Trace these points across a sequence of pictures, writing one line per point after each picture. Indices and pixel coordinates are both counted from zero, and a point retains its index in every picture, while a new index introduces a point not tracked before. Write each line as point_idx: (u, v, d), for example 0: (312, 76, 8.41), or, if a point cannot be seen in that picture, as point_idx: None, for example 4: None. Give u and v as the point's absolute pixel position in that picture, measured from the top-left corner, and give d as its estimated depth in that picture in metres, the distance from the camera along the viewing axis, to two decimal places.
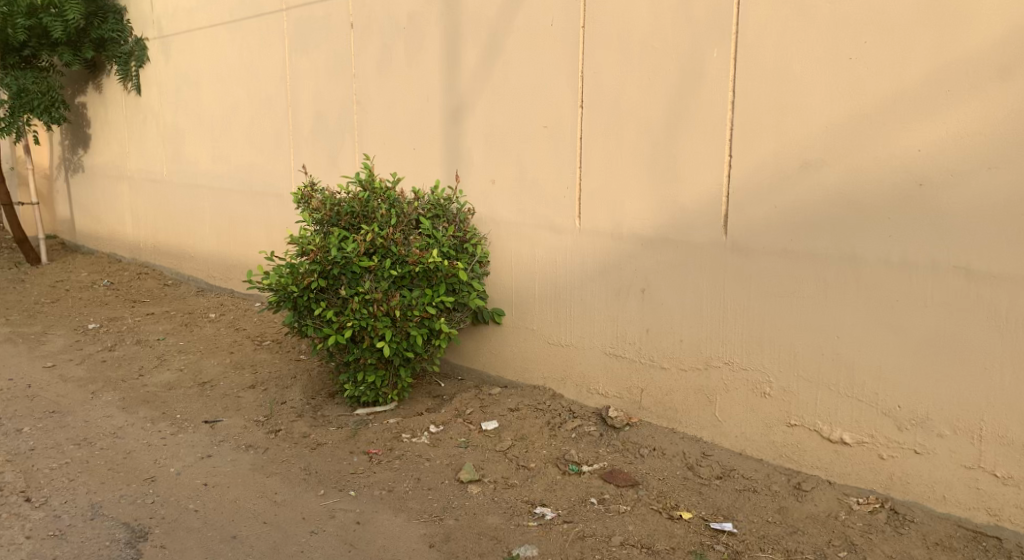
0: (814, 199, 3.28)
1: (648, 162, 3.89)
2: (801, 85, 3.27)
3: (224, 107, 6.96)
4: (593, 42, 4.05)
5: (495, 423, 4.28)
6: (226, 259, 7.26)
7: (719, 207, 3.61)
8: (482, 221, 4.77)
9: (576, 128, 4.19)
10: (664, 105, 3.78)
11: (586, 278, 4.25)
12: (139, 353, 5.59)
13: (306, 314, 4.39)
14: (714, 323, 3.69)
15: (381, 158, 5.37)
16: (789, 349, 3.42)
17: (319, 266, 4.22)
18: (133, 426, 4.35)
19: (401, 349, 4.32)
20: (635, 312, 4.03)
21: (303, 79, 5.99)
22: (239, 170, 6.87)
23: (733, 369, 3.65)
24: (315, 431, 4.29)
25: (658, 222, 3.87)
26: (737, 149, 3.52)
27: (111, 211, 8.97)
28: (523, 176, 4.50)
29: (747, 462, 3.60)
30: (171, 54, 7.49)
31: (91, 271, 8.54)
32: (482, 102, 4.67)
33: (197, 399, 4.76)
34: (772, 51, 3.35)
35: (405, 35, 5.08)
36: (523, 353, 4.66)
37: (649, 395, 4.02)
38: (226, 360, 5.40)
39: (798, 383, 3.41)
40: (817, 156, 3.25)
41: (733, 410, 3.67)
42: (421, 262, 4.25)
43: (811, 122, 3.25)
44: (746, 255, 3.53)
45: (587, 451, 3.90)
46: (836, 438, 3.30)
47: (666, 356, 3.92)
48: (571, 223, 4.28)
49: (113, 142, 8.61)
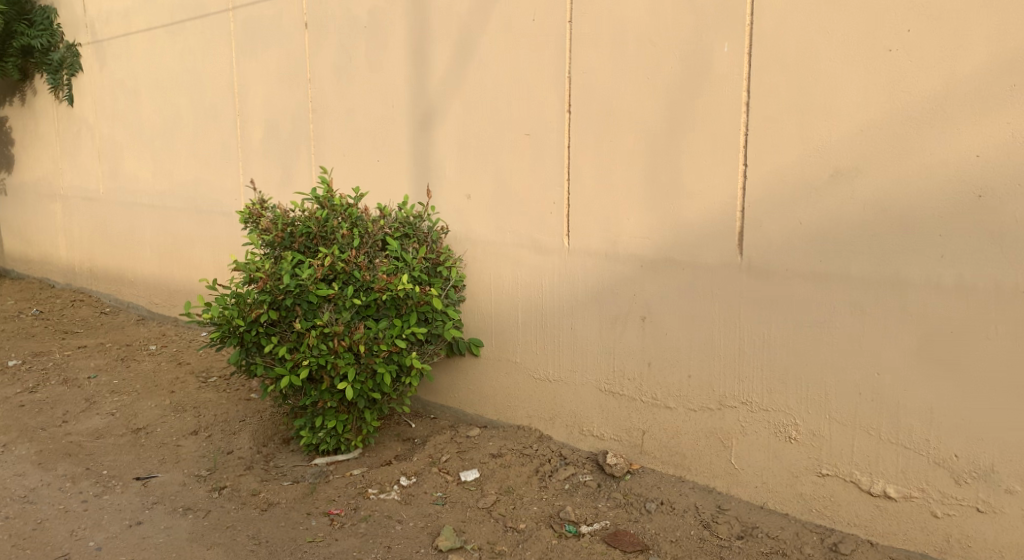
0: (847, 216, 2.82)
1: (648, 172, 3.40)
2: (830, 83, 2.81)
3: (165, 117, 6.33)
4: (581, 40, 3.58)
5: (475, 473, 3.74)
6: (169, 284, 6.61)
7: (733, 222, 3.14)
8: (456, 240, 4.25)
9: (564, 135, 3.70)
10: (665, 108, 3.30)
11: (577, 305, 3.75)
12: (65, 395, 4.92)
13: (256, 351, 3.83)
14: (727, 357, 3.22)
15: (340, 171, 4.81)
16: (820, 387, 2.95)
17: (270, 296, 3.67)
18: (49, 487, 3.70)
19: (366, 389, 3.77)
20: (635, 344, 3.54)
21: (252, 86, 5.42)
22: (182, 187, 6.24)
23: (752, 410, 3.16)
24: (266, 488, 3.70)
25: (661, 241, 3.39)
26: (753, 156, 3.05)
27: (42, 234, 8.23)
28: (502, 191, 4.00)
29: (770, 517, 3.11)
30: (107, 60, 6.84)
31: (19, 298, 7.80)
32: (454, 108, 4.16)
33: (129, 450, 4.13)
34: (793, 41, 2.89)
35: (366, 35, 4.55)
36: (505, 389, 4.14)
37: (652, 439, 3.53)
38: (165, 401, 4.77)
39: (830, 427, 2.94)
40: (851, 164, 2.79)
41: (751, 456, 3.19)
42: (388, 289, 3.72)
43: (843, 125, 2.79)
44: (766, 278, 3.06)
45: (584, 507, 3.38)
46: (878, 492, 2.83)
47: (672, 394, 3.43)
48: (558, 242, 3.79)
49: (44, 157, 7.88)
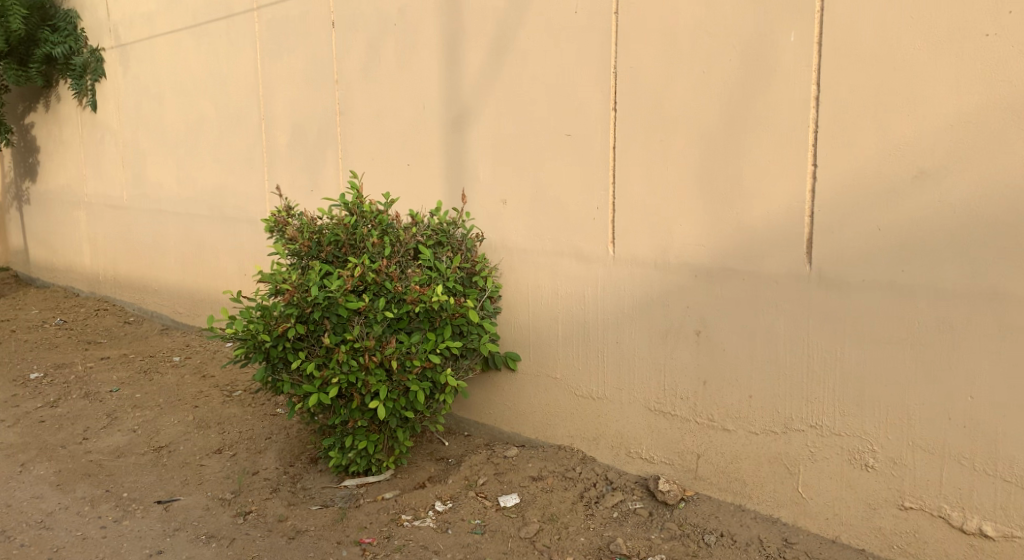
0: (935, 221, 2.53)
1: (702, 174, 3.14)
2: (914, 74, 2.53)
3: (189, 122, 6.16)
4: (628, 32, 3.32)
5: (515, 498, 3.49)
6: (193, 293, 6.45)
7: (800, 228, 2.86)
8: (491, 248, 4.01)
9: (609, 135, 3.44)
10: (723, 104, 3.04)
11: (624, 318, 3.49)
12: (86, 410, 4.75)
13: (282, 367, 3.61)
14: (793, 376, 2.94)
15: (368, 175, 4.60)
16: (901, 411, 2.66)
17: (297, 309, 3.45)
18: (67, 511, 3.51)
19: (399, 408, 3.54)
20: (688, 360, 3.27)
21: (277, 88, 5.22)
22: (207, 194, 6.07)
23: (822, 434, 2.88)
24: (293, 514, 3.48)
25: (718, 249, 3.12)
26: (823, 156, 2.78)
27: (66, 242, 8.13)
28: (541, 195, 3.75)
29: (845, 554, 2.82)
30: (130, 64, 6.70)
31: (44, 308, 7.71)
32: (490, 107, 3.92)
33: (150, 470, 3.94)
34: (871, 29, 2.61)
35: (396, 33, 4.33)
36: (545, 407, 3.89)
37: (708, 463, 3.26)
38: (188, 417, 4.58)
39: (914, 455, 2.65)
40: (938, 163, 2.50)
41: (821, 485, 2.91)
42: (422, 301, 3.49)
43: (930, 120, 2.51)
44: (838, 290, 2.78)
45: (635, 538, 3.12)
46: (972, 529, 2.54)
47: (730, 415, 3.16)
48: (603, 250, 3.54)
49: (68, 164, 7.78)
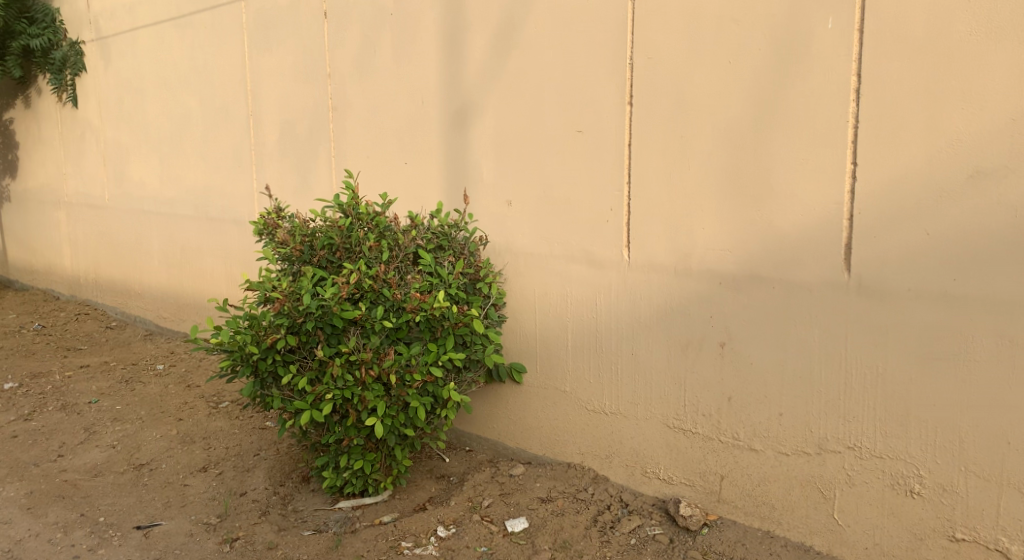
0: (992, 226, 2.30)
1: (727, 173, 2.90)
2: (971, 63, 2.30)
3: (173, 119, 5.88)
4: (646, 20, 3.08)
5: (524, 522, 3.24)
6: (178, 298, 6.17)
7: (838, 232, 2.63)
8: (495, 252, 3.76)
9: (625, 130, 3.20)
10: (750, 97, 2.80)
11: (640, 328, 3.25)
12: (63, 424, 4.47)
13: (272, 382, 3.35)
14: (829, 393, 2.71)
15: (363, 175, 4.34)
16: (953, 433, 2.43)
17: (287, 319, 3.18)
18: (38, 538, 3.24)
19: (398, 425, 3.29)
20: (710, 374, 3.03)
21: (265, 83, 4.95)
22: (192, 193, 5.80)
23: (860, 456, 2.65)
24: (284, 540, 3.22)
25: (745, 255, 2.88)
26: (864, 153, 2.54)
27: (46, 244, 7.82)
28: (550, 195, 3.50)
29: None
30: (112, 58, 6.41)
31: (22, 312, 7.38)
32: (494, 102, 3.67)
33: (130, 491, 3.67)
34: (922, 13, 2.37)
35: (392, 23, 4.07)
36: (552, 421, 3.65)
37: (732, 484, 3.02)
38: (171, 431, 4.31)
39: (966, 481, 2.42)
40: (996, 162, 2.28)
41: (860, 511, 2.67)
42: (422, 309, 3.22)
43: (986, 114, 2.28)
44: (881, 301, 2.54)
45: None
46: None
47: (757, 434, 2.92)
48: (617, 255, 3.30)
49: (47, 163, 7.48)
